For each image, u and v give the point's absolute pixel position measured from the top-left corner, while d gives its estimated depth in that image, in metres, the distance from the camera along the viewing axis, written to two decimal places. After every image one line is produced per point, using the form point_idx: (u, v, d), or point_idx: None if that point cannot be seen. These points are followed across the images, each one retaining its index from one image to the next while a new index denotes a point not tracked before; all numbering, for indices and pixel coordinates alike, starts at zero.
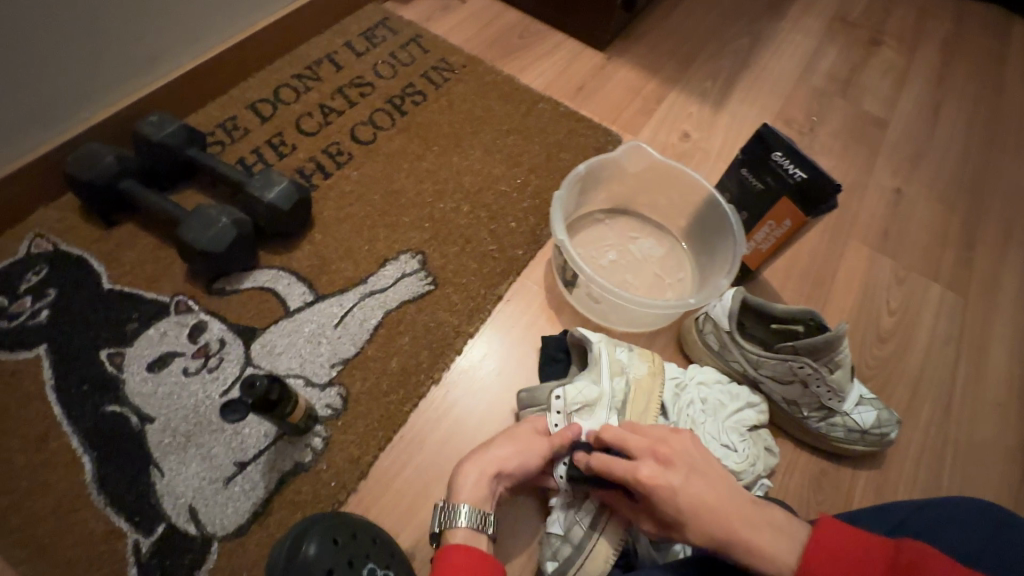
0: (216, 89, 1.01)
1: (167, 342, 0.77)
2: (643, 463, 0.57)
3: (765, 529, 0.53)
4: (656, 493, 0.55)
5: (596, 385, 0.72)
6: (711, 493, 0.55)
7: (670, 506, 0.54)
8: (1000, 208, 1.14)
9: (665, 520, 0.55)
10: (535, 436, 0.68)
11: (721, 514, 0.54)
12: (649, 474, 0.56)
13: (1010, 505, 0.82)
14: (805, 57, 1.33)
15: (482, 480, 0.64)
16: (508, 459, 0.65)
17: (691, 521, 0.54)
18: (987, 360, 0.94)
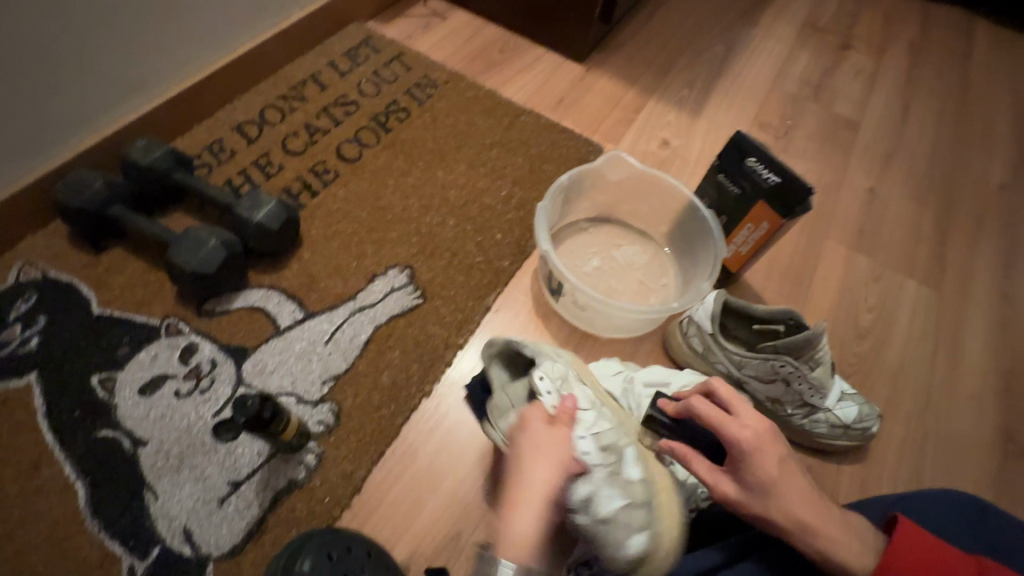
0: (201, 113, 1.03)
1: (158, 365, 0.78)
2: (754, 429, 0.60)
3: (837, 526, 0.57)
4: (759, 457, 0.59)
5: (558, 362, 0.72)
6: (798, 479, 0.58)
7: (766, 473, 0.58)
8: (970, 203, 1.18)
9: (756, 486, 0.58)
10: (558, 437, 0.63)
11: (805, 502, 0.57)
12: (756, 440, 0.59)
13: (989, 492, 0.84)
14: (778, 63, 1.37)
15: (537, 513, 0.58)
16: (556, 480, 0.60)
17: (781, 500, 0.57)
18: (963, 352, 0.97)
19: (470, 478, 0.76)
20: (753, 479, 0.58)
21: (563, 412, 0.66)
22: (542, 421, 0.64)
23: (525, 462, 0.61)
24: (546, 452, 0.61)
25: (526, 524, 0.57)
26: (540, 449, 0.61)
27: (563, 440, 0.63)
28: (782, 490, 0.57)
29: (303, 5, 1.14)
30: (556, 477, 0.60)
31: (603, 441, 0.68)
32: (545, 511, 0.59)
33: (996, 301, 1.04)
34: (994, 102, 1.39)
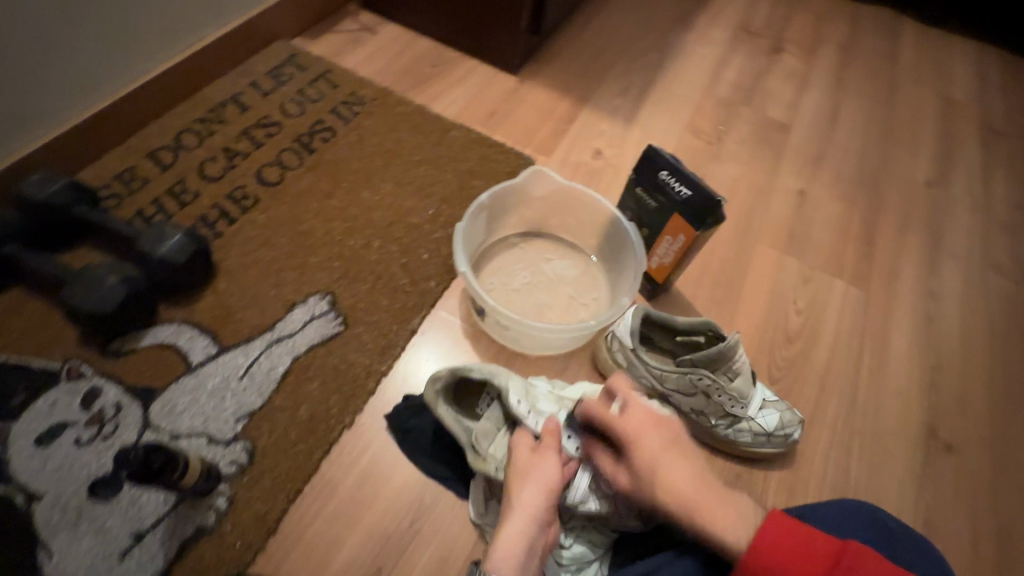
0: (111, 141, 0.99)
1: (57, 412, 0.74)
2: (633, 420, 0.67)
3: (719, 506, 0.62)
4: (638, 446, 0.65)
5: (521, 376, 0.74)
6: (679, 461, 0.65)
7: (647, 458, 0.65)
8: (897, 201, 1.21)
9: (643, 473, 0.64)
10: (545, 462, 0.66)
11: (687, 479, 0.63)
12: (638, 430, 0.66)
13: (915, 489, 0.85)
14: (711, 68, 1.38)
15: (538, 524, 0.62)
16: (551, 490, 0.64)
17: (664, 477, 0.63)
18: (889, 350, 0.99)
19: (391, 510, 0.74)
20: (639, 465, 0.65)
21: (548, 428, 0.69)
22: (527, 448, 0.68)
23: (518, 486, 0.64)
24: (533, 468, 0.66)
25: (519, 540, 0.60)
26: (530, 470, 0.65)
27: (552, 453, 0.67)
28: (665, 470, 0.64)
29: (220, 24, 1.10)
30: (552, 485, 0.65)
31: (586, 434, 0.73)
32: (547, 520, 0.64)
33: (922, 297, 1.07)
34: (920, 101, 1.42)
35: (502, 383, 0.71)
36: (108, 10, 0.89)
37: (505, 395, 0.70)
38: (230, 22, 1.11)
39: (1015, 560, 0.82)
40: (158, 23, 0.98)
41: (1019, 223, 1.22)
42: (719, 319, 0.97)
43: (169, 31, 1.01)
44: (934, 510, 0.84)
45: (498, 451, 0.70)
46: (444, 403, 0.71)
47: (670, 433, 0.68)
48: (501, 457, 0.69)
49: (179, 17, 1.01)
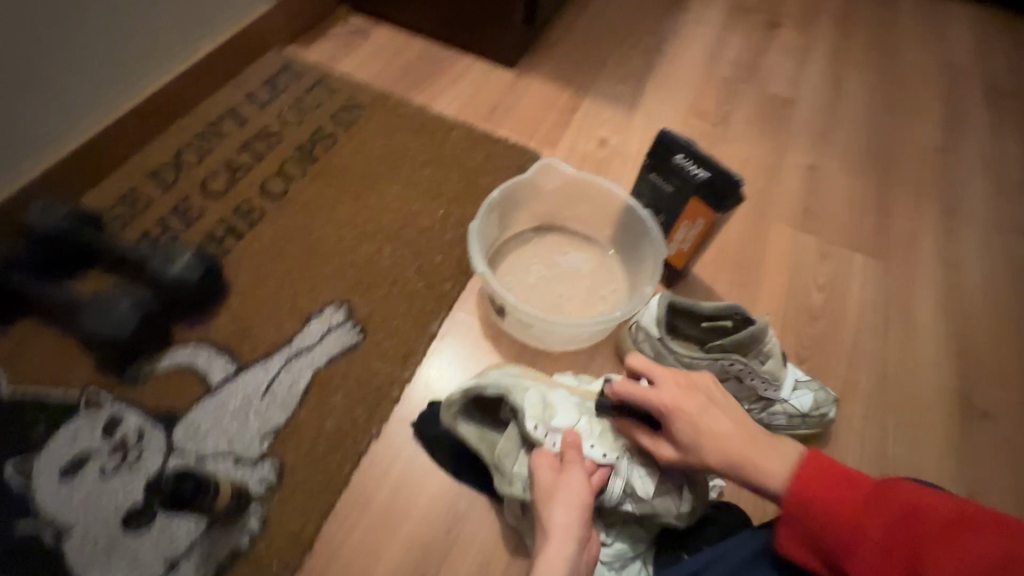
0: (111, 163, 0.97)
1: (80, 443, 0.72)
2: (668, 392, 0.62)
3: (768, 453, 0.58)
4: (679, 414, 0.61)
5: (536, 389, 0.71)
6: (722, 419, 0.60)
7: (690, 428, 0.60)
8: (909, 169, 1.19)
9: (688, 441, 0.60)
10: (573, 477, 0.63)
11: (733, 435, 0.59)
12: (675, 402, 0.61)
13: (955, 459, 0.84)
14: (710, 48, 1.36)
15: (577, 543, 0.58)
16: (584, 504, 0.61)
17: (710, 439, 0.59)
18: (915, 320, 0.97)
19: (428, 518, 0.72)
20: (683, 436, 0.60)
21: (569, 443, 0.67)
22: (551, 468, 0.64)
23: (548, 505, 0.61)
24: (561, 484, 0.63)
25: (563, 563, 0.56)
26: (557, 488, 0.62)
27: (577, 466, 0.64)
28: (711, 432, 0.59)
29: (211, 38, 1.08)
30: (584, 500, 0.61)
31: (614, 441, 0.69)
32: (585, 530, 0.60)
33: (943, 265, 1.05)
34: (922, 66, 1.40)
35: (515, 400, 0.69)
36: (97, 31, 0.88)
37: (520, 414, 0.68)
38: (221, 35, 1.09)
39: None
40: (148, 41, 0.96)
41: None
42: (742, 301, 0.96)
43: (160, 48, 0.99)
44: (977, 479, 0.83)
45: (523, 469, 0.67)
46: (465, 420, 0.72)
47: (705, 391, 0.63)
48: (526, 477, 0.67)
49: (169, 33, 0.99)
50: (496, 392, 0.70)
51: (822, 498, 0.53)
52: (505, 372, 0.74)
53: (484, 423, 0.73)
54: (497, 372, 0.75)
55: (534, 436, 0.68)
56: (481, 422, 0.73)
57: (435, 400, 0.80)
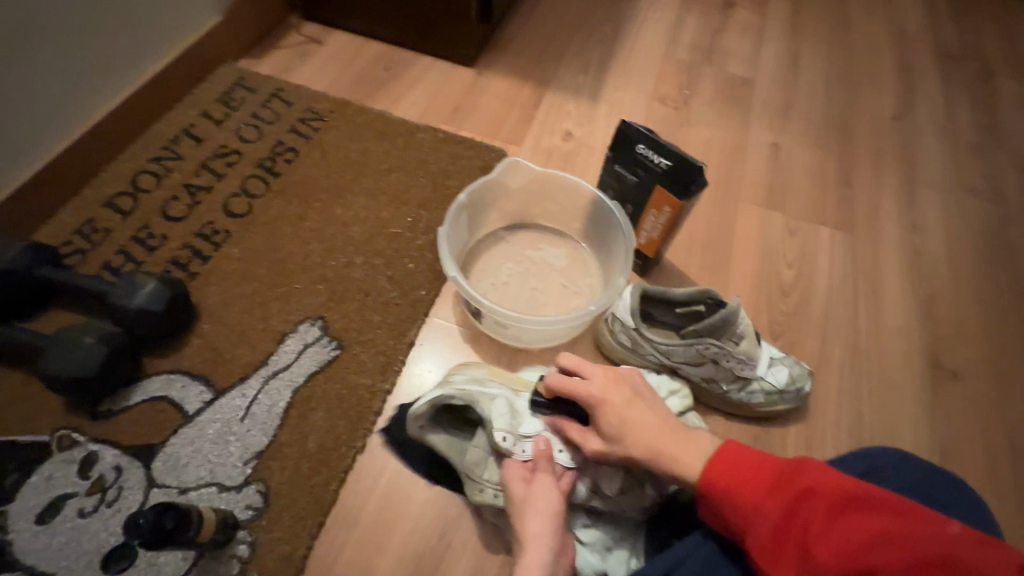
0: (64, 194, 0.94)
1: (55, 486, 0.71)
2: (597, 386, 0.67)
3: (687, 445, 0.61)
4: (604, 407, 0.65)
5: (504, 396, 0.70)
6: (644, 412, 0.64)
7: (615, 420, 0.64)
8: (869, 140, 1.21)
9: (612, 431, 0.64)
10: (543, 488, 0.65)
11: (654, 431, 0.62)
12: (599, 394, 0.66)
13: (927, 421, 0.87)
14: (667, 32, 1.37)
15: (551, 553, 0.60)
16: (556, 514, 0.63)
17: (634, 433, 0.63)
18: (882, 289, 1.00)
19: (420, 528, 0.72)
20: (608, 427, 0.64)
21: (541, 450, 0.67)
22: (521, 481, 0.66)
23: (522, 519, 0.63)
24: (532, 497, 0.64)
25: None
26: (530, 500, 0.64)
27: (548, 477, 0.65)
28: (633, 424, 0.63)
29: (158, 57, 1.05)
30: (556, 513, 0.63)
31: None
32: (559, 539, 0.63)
33: (906, 231, 1.08)
34: (875, 37, 1.43)
35: (484, 410, 0.68)
36: (35, 59, 0.85)
37: (489, 425, 0.68)
38: (167, 53, 1.06)
39: None
40: (92, 66, 0.94)
41: (987, 143, 1.24)
42: (714, 283, 0.97)
43: (104, 70, 0.96)
44: (950, 438, 0.86)
45: (494, 475, 0.68)
46: (435, 430, 0.72)
47: (630, 384, 0.67)
48: (497, 484, 0.68)
49: (113, 56, 0.96)
50: (463, 400, 0.69)
51: (733, 484, 0.55)
52: (471, 375, 0.74)
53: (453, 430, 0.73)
54: (463, 375, 0.74)
55: (503, 445, 0.67)
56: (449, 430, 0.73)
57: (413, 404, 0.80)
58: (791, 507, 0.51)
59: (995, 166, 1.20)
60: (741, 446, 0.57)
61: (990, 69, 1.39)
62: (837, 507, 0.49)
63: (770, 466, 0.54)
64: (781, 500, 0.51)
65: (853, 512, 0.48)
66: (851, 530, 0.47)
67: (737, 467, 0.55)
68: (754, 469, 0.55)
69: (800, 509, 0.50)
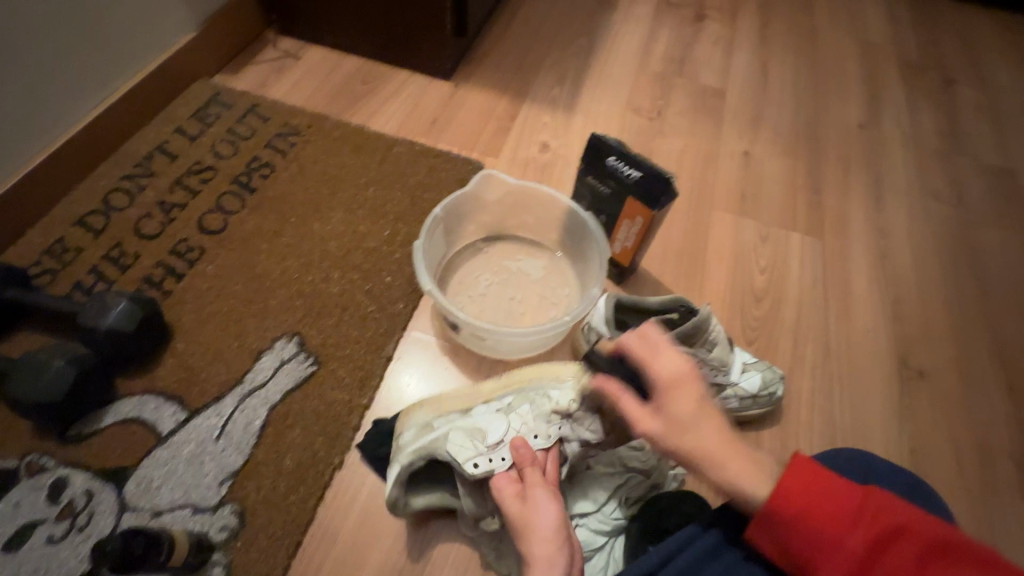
0: (34, 214, 0.93)
1: (23, 512, 0.69)
2: (668, 369, 0.60)
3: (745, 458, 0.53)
4: (673, 390, 0.59)
5: (452, 427, 0.71)
6: (714, 412, 0.57)
7: (687, 404, 0.57)
8: (836, 147, 1.25)
9: (675, 418, 0.57)
10: (534, 495, 0.65)
11: (719, 435, 0.55)
12: (674, 378, 0.59)
13: (897, 421, 0.89)
14: (641, 45, 1.40)
15: (566, 565, 0.59)
16: (558, 523, 0.63)
17: (697, 427, 0.56)
18: (852, 292, 1.02)
19: (398, 544, 0.72)
20: (673, 414, 0.57)
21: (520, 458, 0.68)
22: (513, 496, 0.66)
23: (525, 541, 0.62)
24: (533, 517, 0.63)
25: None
26: (528, 516, 0.63)
27: (538, 490, 0.65)
28: (698, 417, 0.56)
29: (130, 74, 1.04)
30: (558, 522, 0.63)
31: (549, 417, 0.72)
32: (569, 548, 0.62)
33: (873, 235, 1.11)
34: (841, 47, 1.47)
35: (445, 455, 0.68)
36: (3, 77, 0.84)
37: (458, 465, 0.67)
38: (140, 70, 1.06)
39: (997, 470, 0.86)
40: (61, 84, 0.93)
41: (949, 149, 1.28)
42: (689, 291, 0.99)
43: (74, 88, 0.95)
44: (918, 437, 0.88)
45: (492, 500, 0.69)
46: (416, 494, 0.71)
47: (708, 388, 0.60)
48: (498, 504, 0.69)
49: (85, 73, 0.96)
50: (423, 458, 0.68)
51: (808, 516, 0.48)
52: (417, 426, 0.72)
53: (431, 485, 0.72)
54: (409, 431, 0.72)
55: (478, 472, 0.67)
56: (426, 486, 0.72)
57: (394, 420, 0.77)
58: (878, 543, 0.45)
59: (957, 170, 1.24)
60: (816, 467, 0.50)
61: (951, 77, 1.44)
62: (930, 550, 0.44)
63: (854, 492, 0.48)
64: (867, 535, 0.46)
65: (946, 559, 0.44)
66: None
67: (812, 496, 0.48)
68: (832, 502, 0.47)
69: (888, 548, 0.45)
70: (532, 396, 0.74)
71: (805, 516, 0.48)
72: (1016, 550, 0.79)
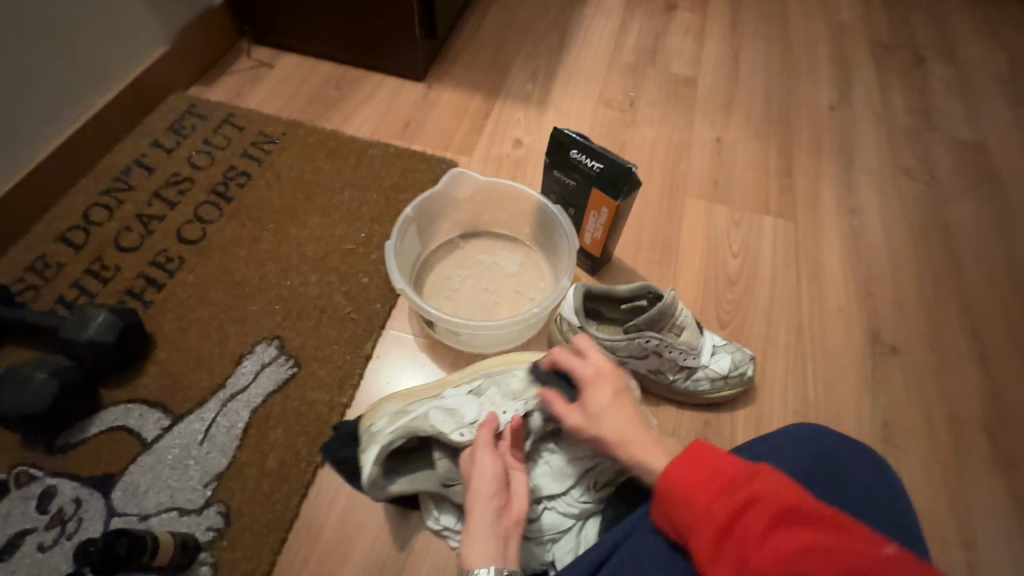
0: (16, 233, 0.95)
1: (13, 523, 0.71)
2: (593, 368, 0.68)
3: (649, 443, 0.59)
4: (592, 385, 0.67)
5: (432, 406, 0.73)
6: (626, 410, 0.64)
7: (602, 398, 0.65)
8: (807, 129, 1.26)
9: (593, 411, 0.64)
10: (479, 457, 0.65)
11: (628, 424, 0.62)
12: (595, 376, 0.67)
13: (869, 396, 0.90)
14: (612, 37, 1.41)
15: (495, 514, 0.60)
16: (495, 480, 0.62)
17: (610, 419, 0.63)
18: (824, 271, 1.04)
19: (381, 535, 0.74)
20: (592, 406, 0.65)
21: (483, 423, 0.68)
22: (468, 456, 0.66)
23: (467, 493, 0.63)
24: (474, 471, 0.64)
25: (487, 538, 0.57)
26: (471, 472, 0.64)
27: (483, 448, 0.65)
28: (610, 411, 0.63)
29: (103, 90, 1.05)
30: (498, 475, 0.63)
31: (514, 396, 0.74)
32: (504, 497, 0.62)
33: (845, 215, 1.12)
34: (811, 30, 1.48)
35: (427, 428, 0.70)
36: None
37: (439, 436, 0.70)
38: (113, 87, 1.07)
39: (967, 439, 0.88)
40: (29, 102, 0.93)
41: (920, 127, 1.29)
42: (663, 277, 1.00)
43: (47, 107, 0.96)
44: (890, 410, 0.89)
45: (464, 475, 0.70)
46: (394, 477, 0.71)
47: (623, 388, 0.67)
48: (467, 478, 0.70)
49: (57, 90, 0.97)
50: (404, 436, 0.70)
51: (695, 485, 0.50)
52: (391, 413, 0.74)
53: (411, 467, 0.73)
54: (384, 419, 0.73)
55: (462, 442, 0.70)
56: (404, 471, 0.72)
57: (359, 420, 0.77)
58: (736, 511, 0.47)
59: (928, 147, 1.26)
60: (713, 448, 0.52)
61: (922, 56, 1.45)
62: (783, 517, 0.44)
63: (734, 467, 0.50)
64: (728, 505, 0.47)
65: (797, 525, 0.44)
66: (788, 545, 0.43)
67: (706, 466, 0.51)
68: (717, 470, 0.50)
69: (743, 519, 0.46)
70: (500, 378, 0.77)
71: (688, 486, 0.51)
72: (984, 516, 0.81)
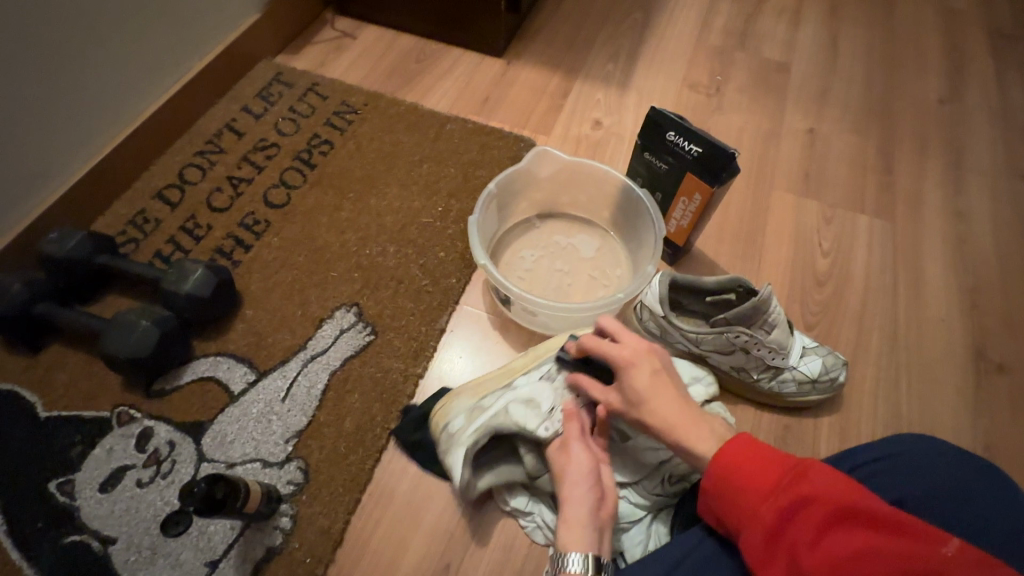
0: (119, 189, 1.00)
1: (115, 458, 0.76)
2: (625, 350, 0.63)
3: (701, 430, 0.56)
4: (628, 368, 0.61)
5: (509, 400, 0.72)
6: (671, 393, 0.59)
7: (641, 381, 0.60)
8: (911, 124, 1.17)
9: (634, 397, 0.60)
10: (572, 452, 0.65)
11: (674, 407, 0.57)
12: (632, 357, 0.62)
13: (968, 415, 0.84)
14: (699, 18, 1.34)
15: (593, 507, 0.60)
16: (589, 474, 0.62)
17: (655, 404, 0.58)
18: (924, 278, 0.96)
19: (451, 506, 0.75)
20: (631, 391, 0.60)
21: (567, 417, 0.67)
22: (558, 449, 0.66)
23: (559, 485, 0.63)
24: (566, 465, 0.64)
25: (583, 528, 0.58)
26: (564, 468, 0.64)
27: (575, 441, 0.65)
28: (653, 397, 0.58)
29: (201, 55, 1.09)
30: (591, 468, 0.63)
31: None
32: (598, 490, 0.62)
33: (951, 219, 1.04)
34: (920, 17, 1.37)
35: (511, 425, 0.69)
36: (91, 62, 0.90)
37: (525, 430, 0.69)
38: (210, 52, 1.10)
39: None
40: (138, 63, 0.98)
41: None
42: (746, 273, 0.96)
43: (152, 69, 1.01)
44: (993, 432, 0.83)
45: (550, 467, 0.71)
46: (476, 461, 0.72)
47: (663, 366, 0.61)
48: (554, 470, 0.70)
49: (161, 53, 1.01)
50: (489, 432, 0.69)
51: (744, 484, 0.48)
52: (466, 411, 0.73)
53: (493, 460, 0.73)
54: (459, 417, 0.73)
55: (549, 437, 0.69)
56: (490, 463, 0.73)
57: (432, 416, 0.77)
58: (786, 512, 0.45)
59: None
60: (752, 444, 0.51)
61: None
62: (835, 517, 0.44)
63: (780, 465, 0.48)
64: (778, 506, 0.46)
65: (849, 525, 0.44)
66: (838, 547, 0.43)
67: (756, 464, 0.49)
68: (762, 466, 0.48)
69: (794, 520, 0.45)
70: None
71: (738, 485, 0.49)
72: None
